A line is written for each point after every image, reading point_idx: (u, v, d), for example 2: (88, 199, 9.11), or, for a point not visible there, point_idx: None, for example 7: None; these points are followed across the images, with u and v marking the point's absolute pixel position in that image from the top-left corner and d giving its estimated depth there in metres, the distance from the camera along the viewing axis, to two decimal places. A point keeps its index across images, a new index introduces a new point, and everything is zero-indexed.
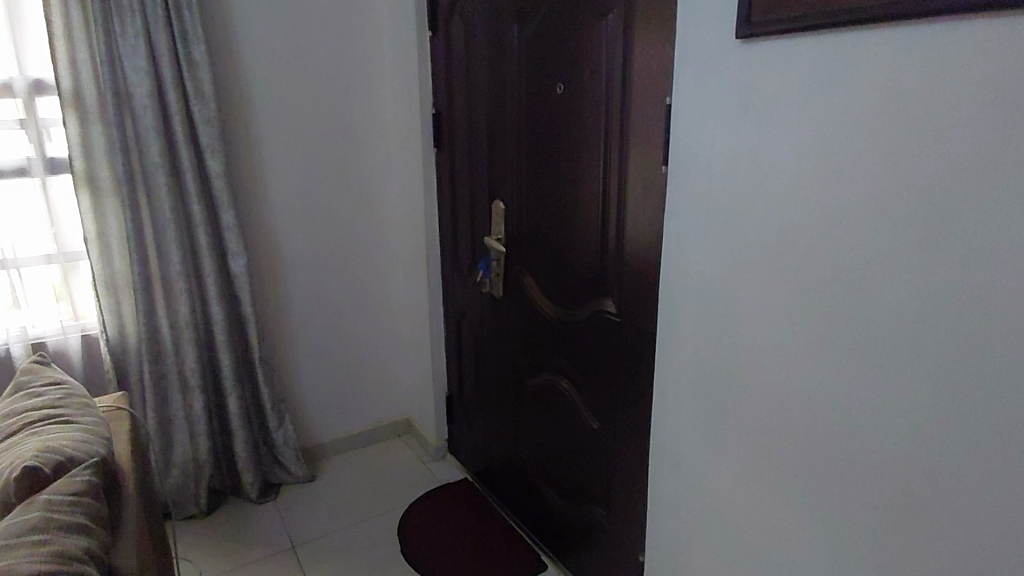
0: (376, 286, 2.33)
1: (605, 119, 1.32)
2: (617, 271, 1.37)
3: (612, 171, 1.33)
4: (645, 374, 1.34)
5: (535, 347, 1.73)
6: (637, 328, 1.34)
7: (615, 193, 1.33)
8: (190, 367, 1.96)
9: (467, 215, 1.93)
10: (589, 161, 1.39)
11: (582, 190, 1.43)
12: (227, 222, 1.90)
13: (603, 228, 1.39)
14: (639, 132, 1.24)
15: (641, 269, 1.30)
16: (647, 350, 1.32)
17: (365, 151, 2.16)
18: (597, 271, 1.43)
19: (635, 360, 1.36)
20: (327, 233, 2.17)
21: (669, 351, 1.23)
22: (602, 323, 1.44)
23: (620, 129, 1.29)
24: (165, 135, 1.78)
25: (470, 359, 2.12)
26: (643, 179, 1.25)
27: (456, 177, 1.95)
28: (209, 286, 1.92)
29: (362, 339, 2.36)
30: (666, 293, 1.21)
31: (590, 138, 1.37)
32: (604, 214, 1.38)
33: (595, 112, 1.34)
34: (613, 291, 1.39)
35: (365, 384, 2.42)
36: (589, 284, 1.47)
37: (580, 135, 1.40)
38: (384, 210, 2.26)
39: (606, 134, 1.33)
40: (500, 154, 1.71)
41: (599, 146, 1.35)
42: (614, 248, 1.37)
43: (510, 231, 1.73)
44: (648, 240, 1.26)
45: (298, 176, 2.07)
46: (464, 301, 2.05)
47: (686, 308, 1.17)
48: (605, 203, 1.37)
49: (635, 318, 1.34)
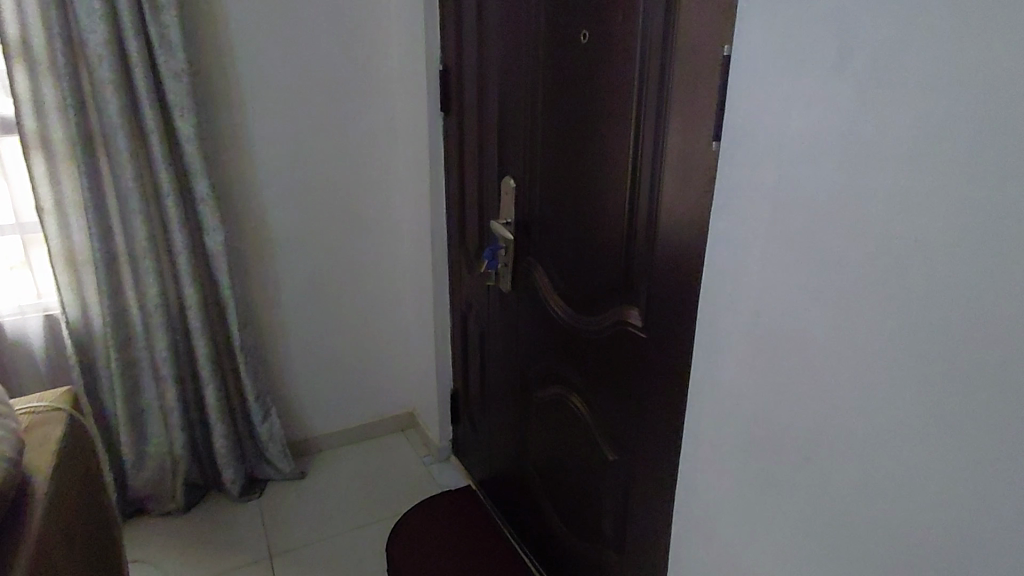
0: (376, 268, 2.08)
1: (641, 78, 1.01)
2: (647, 278, 1.07)
3: (647, 147, 1.02)
4: (675, 412, 1.05)
5: (547, 353, 1.45)
6: (666, 352, 1.04)
7: (650, 176, 1.02)
8: (161, 355, 1.75)
9: (475, 191, 1.63)
10: (619, 134, 1.08)
11: (609, 170, 1.13)
12: (201, 193, 1.66)
13: (632, 220, 1.09)
14: (684, 94, 0.91)
15: (675, 278, 0.99)
16: (680, 383, 1.02)
17: (364, 115, 1.89)
18: (623, 274, 1.14)
19: (664, 392, 1.07)
20: (322, 208, 1.93)
21: (709, 387, 0.94)
22: (625, 337, 1.16)
23: (662, 90, 0.96)
24: (127, 92, 1.55)
25: (477, 357, 1.85)
26: (687, 158, 0.93)
27: (463, 147, 1.66)
28: (181, 265, 1.69)
29: (361, 326, 2.13)
30: (712, 311, 0.91)
31: (621, 103, 1.06)
32: (636, 202, 1.07)
33: (628, 69, 1.03)
34: (641, 300, 1.10)
35: (364, 373, 2.20)
36: (612, 286, 1.18)
37: (610, 99, 1.09)
38: (388, 183, 2.00)
39: (643, 98, 1.01)
40: (514, 123, 1.40)
41: (633, 114, 1.04)
42: (645, 248, 1.07)
43: (521, 216, 1.43)
44: (687, 242, 0.95)
45: (285, 143, 1.82)
46: (470, 291, 1.78)
47: (735, 335, 0.86)
48: (638, 189, 1.06)
49: (665, 340, 1.04)
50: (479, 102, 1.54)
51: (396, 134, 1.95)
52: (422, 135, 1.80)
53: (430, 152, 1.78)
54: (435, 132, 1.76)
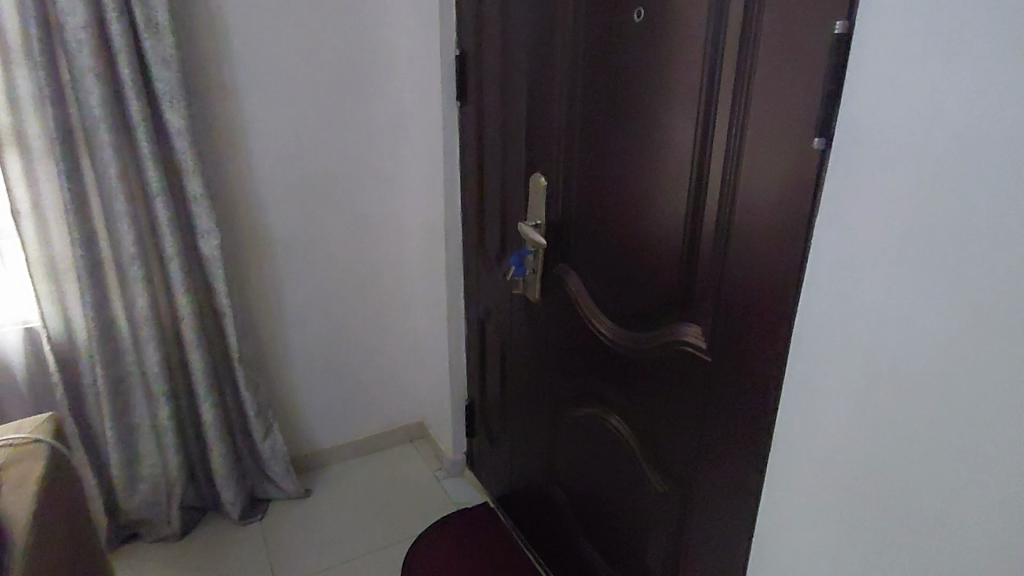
0: (383, 270, 1.94)
1: (713, 64, 0.87)
2: (716, 296, 0.93)
3: (719, 145, 0.88)
4: (751, 449, 0.91)
5: (581, 369, 1.32)
6: (742, 382, 0.91)
7: (723, 178, 0.88)
8: (152, 370, 1.60)
9: (498, 189, 1.49)
10: (682, 130, 0.94)
11: (667, 171, 0.98)
12: (195, 193, 1.51)
13: (697, 229, 0.95)
14: (776, 83, 0.77)
15: (756, 299, 0.85)
16: (759, 418, 0.89)
17: (370, 106, 1.74)
18: (682, 289, 1.00)
19: (737, 426, 0.93)
20: (325, 208, 1.78)
21: (806, 422, 0.81)
22: (684, 360, 1.02)
23: (743, 79, 0.82)
24: (110, 81, 1.39)
25: (497, 368, 1.71)
26: (776, 159, 0.79)
27: (483, 140, 1.51)
28: (173, 272, 1.53)
29: (367, 333, 1.99)
30: (814, 338, 0.77)
31: (686, 94, 0.92)
32: (703, 208, 0.93)
33: (696, 53, 0.89)
34: (706, 320, 0.96)
35: (370, 382, 2.06)
36: (664, 300, 1.05)
37: (671, 89, 0.95)
38: (396, 179, 1.85)
39: (717, 88, 0.87)
40: (544, 113, 1.25)
41: (702, 106, 0.90)
42: (713, 262, 0.93)
43: (555, 219, 1.29)
44: (776, 258, 0.81)
45: (285, 137, 1.66)
46: (490, 298, 1.64)
47: (848, 367, 0.73)
48: (706, 193, 0.92)
49: (740, 368, 0.90)
50: (502, 91, 1.39)
51: (405, 126, 1.80)
52: (435, 127, 1.65)
53: (444, 146, 1.63)
54: (450, 124, 1.61)
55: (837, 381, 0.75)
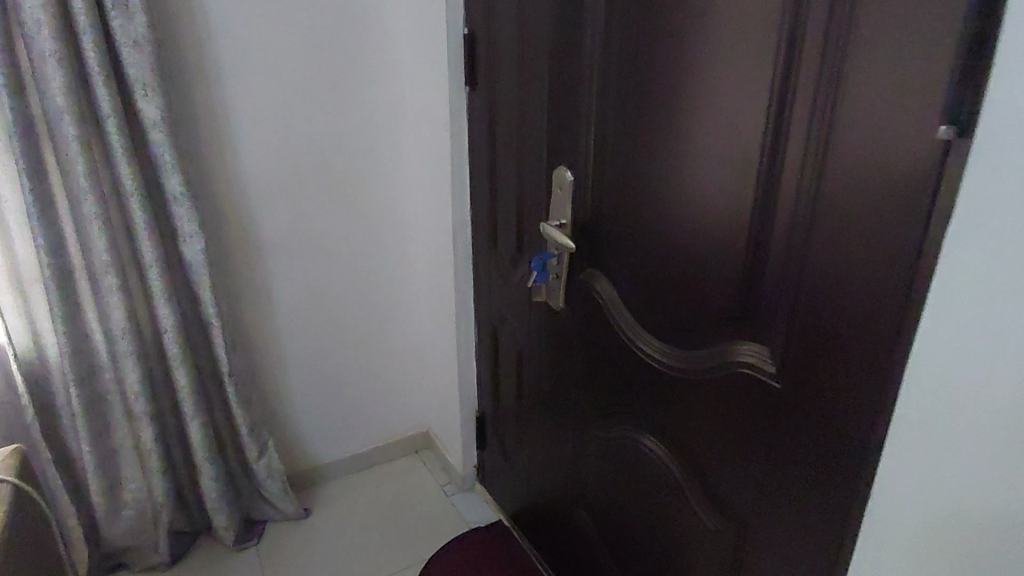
0: (385, 272, 1.79)
1: (791, 42, 0.72)
2: (795, 319, 0.79)
3: (799, 140, 0.74)
4: (839, 494, 0.78)
5: (614, 386, 1.18)
6: (829, 420, 0.77)
7: (805, 180, 0.74)
8: (133, 389, 1.44)
9: (514, 185, 1.33)
10: (748, 122, 0.79)
11: (727, 170, 0.84)
12: (175, 192, 1.35)
13: (769, 239, 0.80)
14: (888, 66, 0.63)
15: (852, 325, 0.72)
16: (852, 463, 0.76)
17: (368, 94, 1.58)
18: (747, 309, 0.86)
19: (820, 469, 0.80)
20: (321, 206, 1.63)
21: (919, 471, 0.67)
22: (748, 390, 0.88)
23: (836, 60, 0.68)
24: (75, 68, 1.23)
25: (512, 378, 1.57)
26: (886, 159, 0.65)
27: (496, 131, 1.36)
28: (153, 281, 1.38)
29: (368, 340, 1.85)
30: (936, 375, 0.64)
31: (754, 78, 0.77)
32: (777, 215, 0.79)
33: (770, 27, 0.74)
34: (779, 346, 0.82)
35: (372, 391, 1.92)
36: (718, 314, 0.91)
37: (733, 73, 0.80)
38: (397, 174, 1.69)
39: (798, 70, 0.72)
40: (569, 100, 1.10)
41: (777, 94, 0.75)
42: (791, 278, 0.78)
43: (583, 221, 1.14)
44: (882, 278, 0.67)
45: (273, 129, 1.51)
46: (505, 303, 1.49)
47: (986, 409, 0.60)
48: (781, 197, 0.78)
49: (828, 404, 0.77)
50: (517, 75, 1.23)
51: (406, 116, 1.65)
52: (440, 117, 1.50)
53: (451, 137, 1.48)
54: (458, 112, 1.45)
55: (969, 424, 0.62)
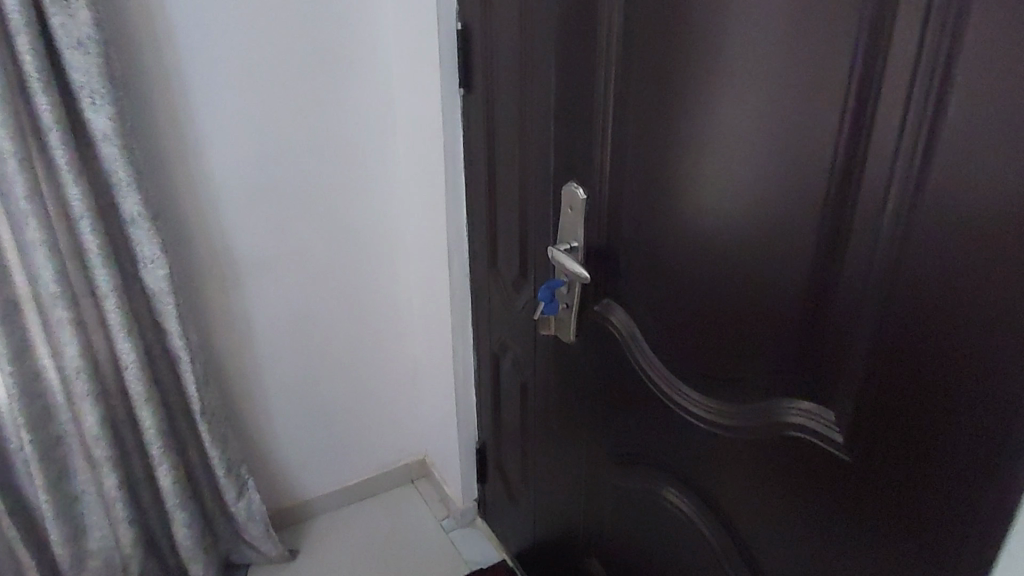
0: (375, 291, 1.64)
1: (877, 40, 0.57)
2: (877, 385, 0.65)
3: (882, 167, 0.59)
4: None
5: (635, 433, 1.04)
6: (925, 510, 0.63)
7: (893, 218, 0.60)
8: (91, 433, 1.29)
9: (516, 200, 1.18)
10: (814, 144, 0.65)
11: (785, 200, 0.69)
12: (132, 213, 1.19)
13: (843, 287, 0.66)
14: (1015, 75, 0.48)
15: (961, 402, 0.57)
16: (955, 563, 0.62)
17: (352, 100, 1.42)
18: (810, 367, 0.72)
19: (909, 559, 0.66)
20: (302, 223, 1.48)
21: None
22: (810, 461, 0.74)
23: (938, 65, 0.53)
24: (11, 75, 1.07)
25: (516, 411, 1.42)
26: (1011, 197, 0.50)
27: (495, 139, 1.20)
28: (110, 314, 1.22)
29: (357, 365, 1.70)
30: None
31: (821, 89, 0.62)
32: (854, 259, 0.64)
33: (845, 23, 0.59)
34: (854, 415, 0.68)
35: (364, 419, 1.77)
36: (767, 363, 0.77)
37: (794, 84, 0.65)
38: (386, 187, 1.54)
39: (881, 79, 0.57)
40: (578, 107, 0.94)
41: (854, 108, 0.60)
42: (872, 337, 0.64)
43: (598, 246, 0.99)
44: (1005, 349, 0.53)
45: (247, 139, 1.35)
46: (507, 329, 1.34)
47: None
48: (860, 237, 0.63)
49: (925, 491, 0.63)
50: (517, 77, 1.08)
51: (395, 123, 1.49)
52: (433, 124, 1.34)
53: (444, 146, 1.32)
54: (452, 118, 1.30)
55: None
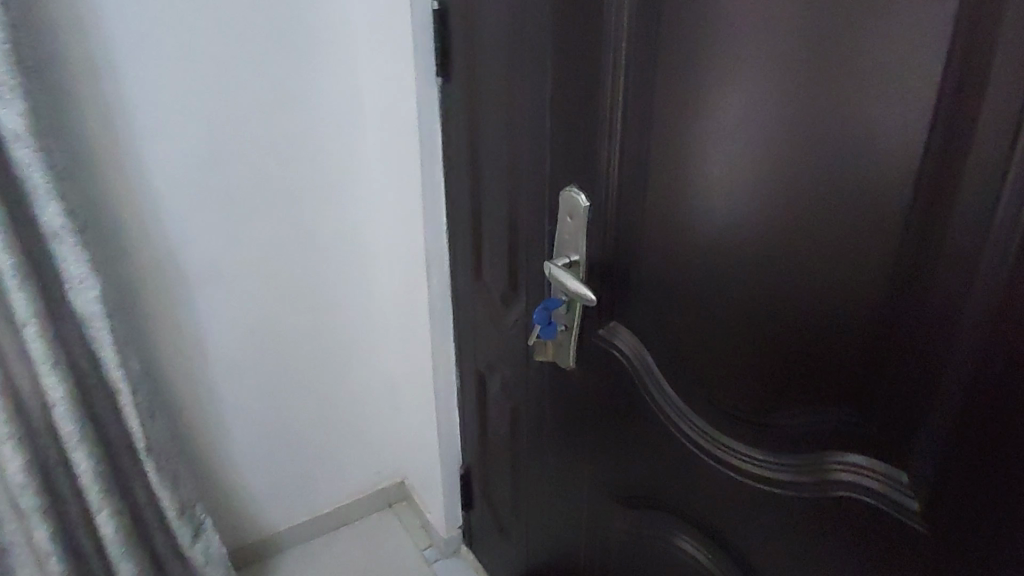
0: (346, 304, 1.49)
1: (991, 20, 0.46)
2: (961, 438, 0.54)
3: (981, 183, 0.48)
4: None
5: (647, 473, 0.91)
6: None
7: (1004, 243, 0.48)
8: (15, 482, 1.11)
9: (505, 206, 1.04)
10: (885, 154, 0.54)
11: (844, 220, 0.58)
12: (54, 225, 1.02)
13: (916, 321, 0.55)
14: None
15: None
16: None
17: (318, 100, 1.27)
18: (870, 415, 0.61)
19: None
20: (263, 233, 1.32)
21: None
22: (875, 520, 0.63)
23: None
24: None
25: (504, 438, 1.29)
26: None
27: (479, 137, 1.06)
28: (32, 344, 1.05)
29: (325, 386, 1.55)
30: None
31: (900, 89, 0.51)
32: (931, 288, 0.53)
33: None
34: (928, 469, 0.57)
35: (336, 442, 1.62)
36: (818, 407, 0.65)
37: (860, 82, 0.54)
38: (356, 195, 1.39)
39: (993, 70, 0.46)
40: (577, 100, 0.80)
41: (950, 109, 0.49)
42: (953, 381, 0.53)
43: (601, 261, 0.86)
44: None
45: (196, 143, 1.19)
46: (495, 349, 1.20)
47: None
48: (941, 262, 0.52)
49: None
50: (503, 65, 0.93)
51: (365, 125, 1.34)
52: (407, 123, 1.20)
53: (420, 145, 1.18)
54: (428, 113, 1.15)
55: None
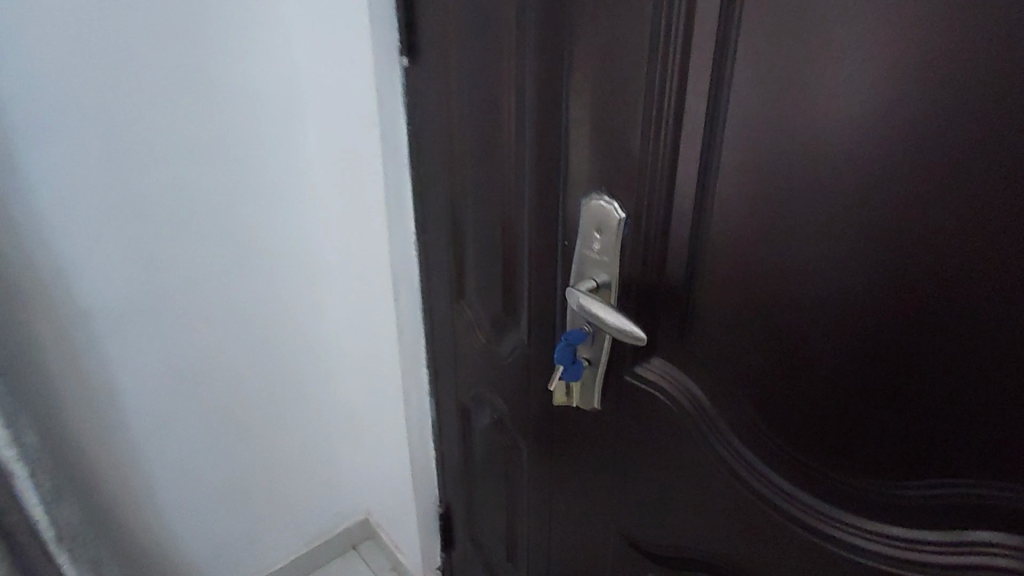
0: (294, 331, 1.29)
1: None
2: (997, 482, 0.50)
3: None
4: None
5: (694, 527, 0.79)
6: None
7: None
8: None
9: (499, 225, 0.88)
10: (885, 199, 0.49)
11: (941, 270, 0.47)
12: None
13: (914, 374, 0.52)
14: None
15: None
16: None
17: (243, 116, 1.08)
18: (898, 475, 0.56)
19: None
20: (192, 259, 1.11)
21: None
22: None
23: None
24: None
25: (495, 480, 1.12)
26: None
27: (464, 132, 0.88)
28: None
29: (272, 434, 1.34)
30: None
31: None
32: (921, 339, 0.50)
33: None
34: (977, 519, 0.53)
35: (290, 487, 1.41)
36: (939, 472, 0.53)
37: (875, 119, 0.48)
38: (298, 220, 1.20)
39: None
40: (615, 88, 0.65)
41: None
42: (970, 425, 0.50)
43: (638, 286, 0.71)
44: None
45: (99, 158, 0.97)
46: (484, 385, 1.04)
47: None
48: (927, 311, 0.49)
49: None
50: (503, 46, 0.77)
51: (306, 134, 1.15)
52: (363, 121, 1.01)
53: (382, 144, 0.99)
54: (390, 106, 0.97)
55: None
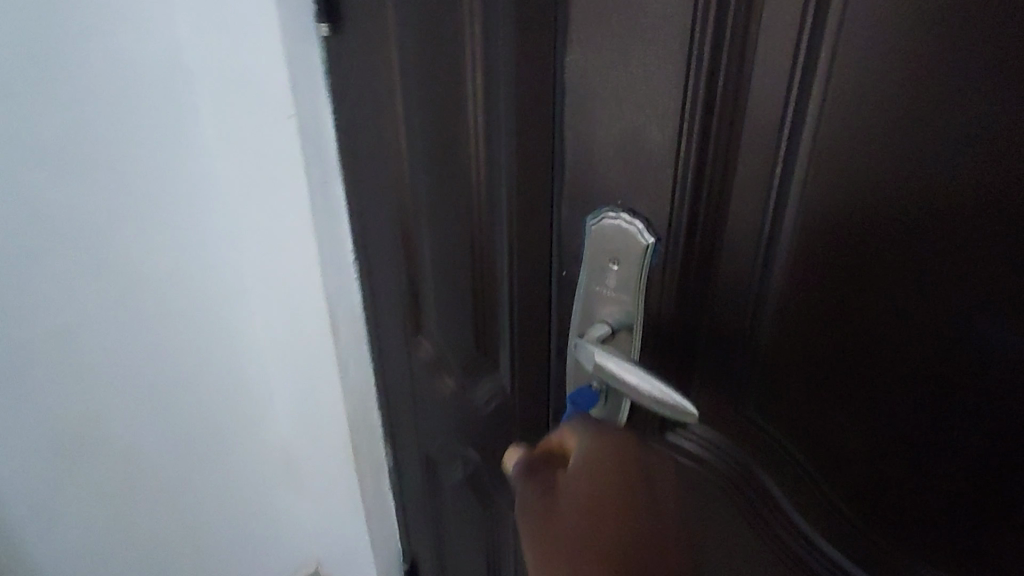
0: (211, 376, 1.06)
1: None
2: None
3: None
4: None
5: None
6: None
7: None
8: None
9: (469, 257, 0.69)
10: (959, 218, 0.34)
11: None
12: None
13: None
14: None
15: None
16: None
17: (111, 124, 0.83)
18: (888, 533, 0.45)
19: None
20: (60, 302, 0.87)
21: None
22: None
23: None
24: None
25: (468, 543, 0.95)
26: None
27: (414, 132, 0.68)
28: None
29: (192, 500, 1.12)
30: None
31: None
32: (885, 356, 0.41)
33: None
34: None
35: (222, 550, 1.20)
36: None
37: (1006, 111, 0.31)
38: (206, 243, 0.96)
39: None
40: (637, 65, 0.45)
41: None
42: (963, 466, 0.39)
43: (665, 338, 0.54)
44: None
45: None
46: (453, 440, 0.85)
47: None
48: (891, 321, 0.39)
49: None
50: (464, 9, 0.55)
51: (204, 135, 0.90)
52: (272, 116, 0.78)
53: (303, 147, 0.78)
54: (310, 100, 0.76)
55: None
